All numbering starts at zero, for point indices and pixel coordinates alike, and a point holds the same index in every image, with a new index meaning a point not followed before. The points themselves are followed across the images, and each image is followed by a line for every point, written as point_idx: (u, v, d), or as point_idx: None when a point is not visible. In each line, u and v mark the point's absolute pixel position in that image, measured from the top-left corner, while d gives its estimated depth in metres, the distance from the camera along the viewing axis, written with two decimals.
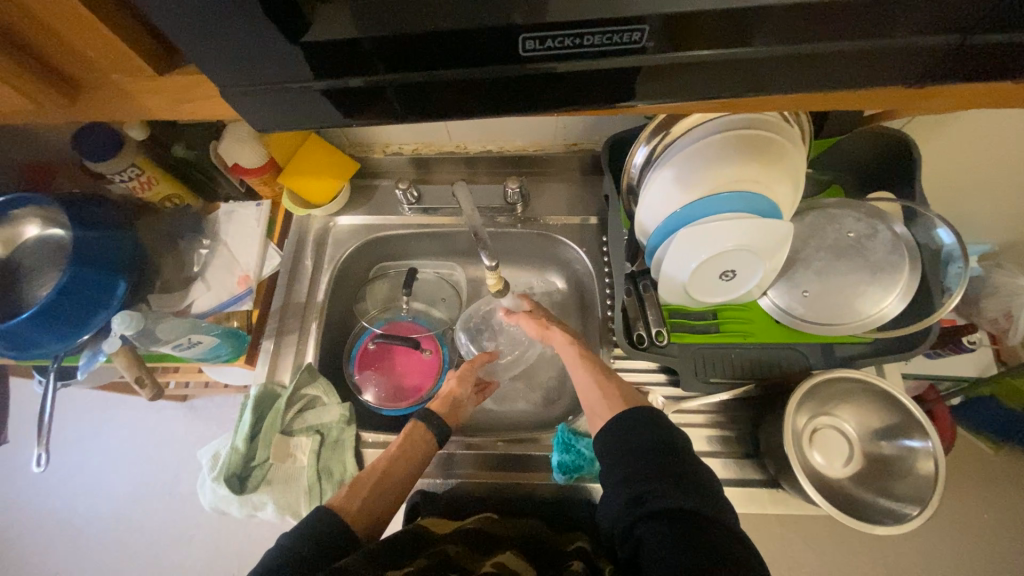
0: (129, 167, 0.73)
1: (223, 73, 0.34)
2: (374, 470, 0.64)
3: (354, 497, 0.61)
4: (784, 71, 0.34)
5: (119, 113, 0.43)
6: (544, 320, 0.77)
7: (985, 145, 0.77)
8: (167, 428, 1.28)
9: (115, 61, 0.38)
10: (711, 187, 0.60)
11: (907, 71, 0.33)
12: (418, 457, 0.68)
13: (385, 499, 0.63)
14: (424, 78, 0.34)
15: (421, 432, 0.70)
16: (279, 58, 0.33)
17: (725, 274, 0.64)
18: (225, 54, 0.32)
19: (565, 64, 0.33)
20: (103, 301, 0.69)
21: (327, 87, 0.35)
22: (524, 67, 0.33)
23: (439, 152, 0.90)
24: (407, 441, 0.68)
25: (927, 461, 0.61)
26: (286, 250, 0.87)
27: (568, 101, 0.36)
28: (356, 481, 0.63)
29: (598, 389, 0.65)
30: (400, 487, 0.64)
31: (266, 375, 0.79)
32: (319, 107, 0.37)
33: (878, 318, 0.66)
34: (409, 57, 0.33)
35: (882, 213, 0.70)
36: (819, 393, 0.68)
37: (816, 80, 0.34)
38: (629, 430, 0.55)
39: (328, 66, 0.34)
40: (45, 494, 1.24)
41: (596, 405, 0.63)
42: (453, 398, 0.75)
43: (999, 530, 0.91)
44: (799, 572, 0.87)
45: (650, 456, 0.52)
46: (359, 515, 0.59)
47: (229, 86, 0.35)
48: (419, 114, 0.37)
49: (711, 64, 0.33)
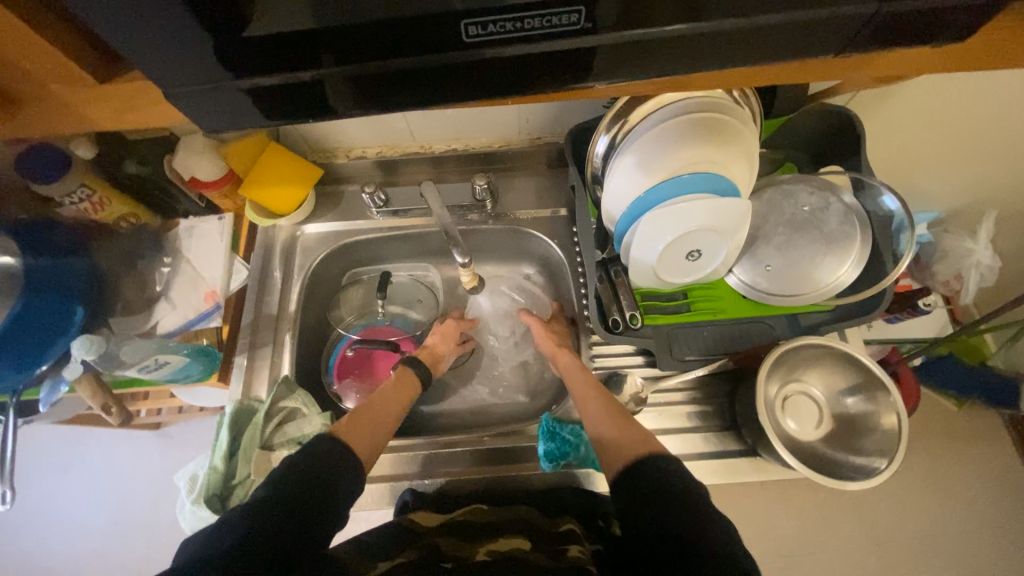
0: (78, 189, 0.71)
1: (167, 73, 0.33)
2: (368, 406, 0.67)
3: (353, 427, 0.63)
4: (719, 45, 0.35)
5: (61, 125, 0.42)
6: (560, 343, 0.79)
7: (924, 116, 0.81)
8: (143, 458, 1.23)
9: (51, 69, 0.36)
10: (671, 171, 0.61)
11: (829, 38, 0.35)
12: (408, 399, 0.72)
13: (381, 430, 0.65)
14: (373, 69, 0.35)
15: (410, 379, 0.75)
16: (224, 54, 0.33)
17: (691, 254, 0.67)
18: (163, 52, 0.32)
19: (510, 49, 0.34)
20: (63, 328, 0.66)
21: (276, 83, 0.35)
22: (470, 53, 0.34)
23: (403, 153, 0.90)
24: (399, 385, 0.73)
25: (890, 415, 0.64)
26: (253, 263, 0.85)
27: (518, 86, 0.37)
28: (352, 415, 0.65)
29: (611, 419, 0.64)
30: (393, 422, 0.68)
31: (241, 392, 0.77)
32: (270, 105, 0.37)
33: (836, 286, 0.69)
34: (353, 47, 0.33)
35: (833, 185, 0.73)
36: (786, 362, 0.70)
37: (753, 52, 0.36)
38: (649, 467, 0.54)
39: (272, 60, 0.34)
40: (14, 538, 1.18)
41: (608, 435, 0.62)
42: (437, 351, 0.82)
43: (962, 479, 0.97)
44: (784, 538, 0.91)
45: (661, 499, 0.51)
46: (359, 442, 0.61)
47: (173, 86, 0.34)
48: (371, 105, 0.37)
49: (646, 43, 0.35)
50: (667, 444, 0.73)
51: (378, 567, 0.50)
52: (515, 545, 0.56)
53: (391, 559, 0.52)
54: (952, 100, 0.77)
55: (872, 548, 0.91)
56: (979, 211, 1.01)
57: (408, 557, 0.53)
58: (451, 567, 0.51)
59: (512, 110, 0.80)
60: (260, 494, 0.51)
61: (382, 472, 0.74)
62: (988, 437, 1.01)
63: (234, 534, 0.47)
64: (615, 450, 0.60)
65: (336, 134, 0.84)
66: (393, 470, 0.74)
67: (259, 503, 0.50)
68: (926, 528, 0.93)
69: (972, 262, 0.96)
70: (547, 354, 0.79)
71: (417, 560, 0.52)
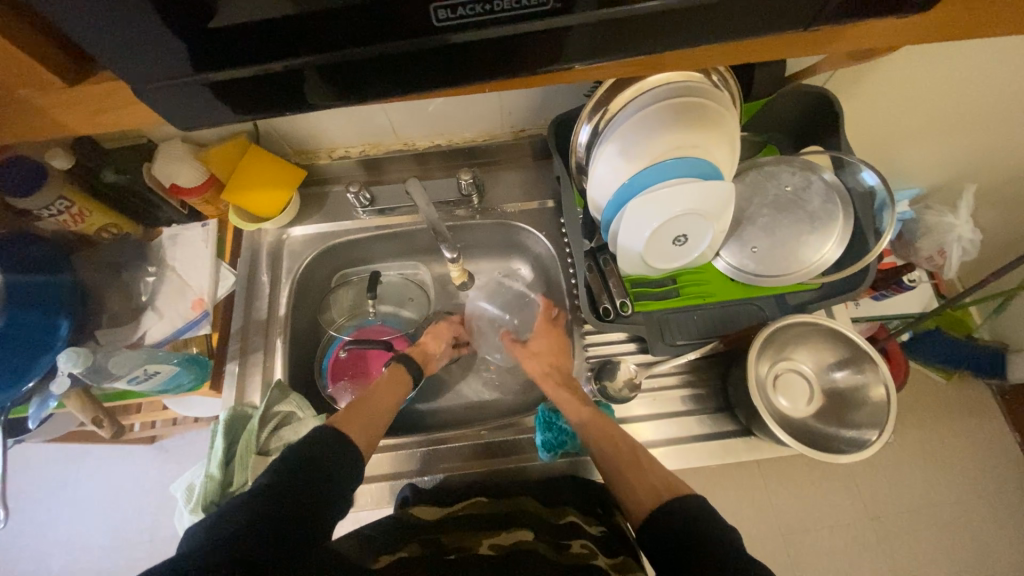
0: (57, 201, 0.70)
1: (139, 70, 0.33)
2: (362, 399, 0.67)
3: (350, 418, 0.63)
4: (688, 22, 0.35)
5: (33, 133, 0.41)
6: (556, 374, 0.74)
7: (903, 94, 0.82)
8: (139, 472, 1.22)
9: (20, 75, 0.36)
10: (654, 157, 0.62)
11: (797, 12, 0.35)
12: (401, 392, 0.72)
13: (378, 420, 0.65)
14: (344, 57, 0.34)
15: (402, 374, 0.74)
16: (193, 46, 0.32)
17: (678, 239, 0.67)
18: (130, 48, 0.31)
19: (482, 32, 0.34)
20: (46, 343, 0.65)
21: (249, 75, 0.35)
22: (443, 38, 0.34)
23: (387, 151, 0.89)
24: (392, 379, 0.73)
25: (878, 388, 0.66)
26: (240, 268, 0.84)
27: (492, 71, 0.37)
28: (348, 407, 0.65)
29: (625, 457, 0.61)
30: (388, 412, 0.67)
31: (235, 399, 0.76)
32: (244, 97, 0.37)
33: (821, 264, 0.70)
34: (325, 37, 0.33)
35: (814, 164, 0.74)
36: (776, 341, 0.71)
37: (722, 27, 0.36)
38: (671, 506, 0.52)
39: (243, 53, 0.33)
40: (11, 560, 1.16)
41: (624, 474, 0.60)
42: (427, 348, 0.82)
43: (952, 449, 0.99)
44: (782, 515, 0.92)
45: (677, 537, 0.49)
46: (355, 429, 0.62)
47: (145, 82, 0.34)
48: (347, 94, 0.37)
49: (617, 22, 0.35)
50: (663, 428, 0.74)
51: (380, 561, 0.51)
52: (517, 537, 0.57)
53: (395, 553, 0.52)
54: (929, 77, 0.78)
55: (868, 521, 0.93)
56: (958, 185, 1.03)
57: (410, 552, 0.53)
58: (455, 558, 0.52)
59: (494, 103, 0.80)
60: (261, 478, 0.52)
61: (382, 471, 0.74)
62: (975, 407, 1.04)
63: (244, 515, 0.47)
64: (631, 487, 0.58)
65: (318, 135, 0.84)
66: (393, 469, 0.74)
67: (258, 486, 0.51)
68: (920, 499, 0.95)
69: (954, 236, 0.98)
70: (537, 380, 0.76)
71: (421, 555, 0.53)
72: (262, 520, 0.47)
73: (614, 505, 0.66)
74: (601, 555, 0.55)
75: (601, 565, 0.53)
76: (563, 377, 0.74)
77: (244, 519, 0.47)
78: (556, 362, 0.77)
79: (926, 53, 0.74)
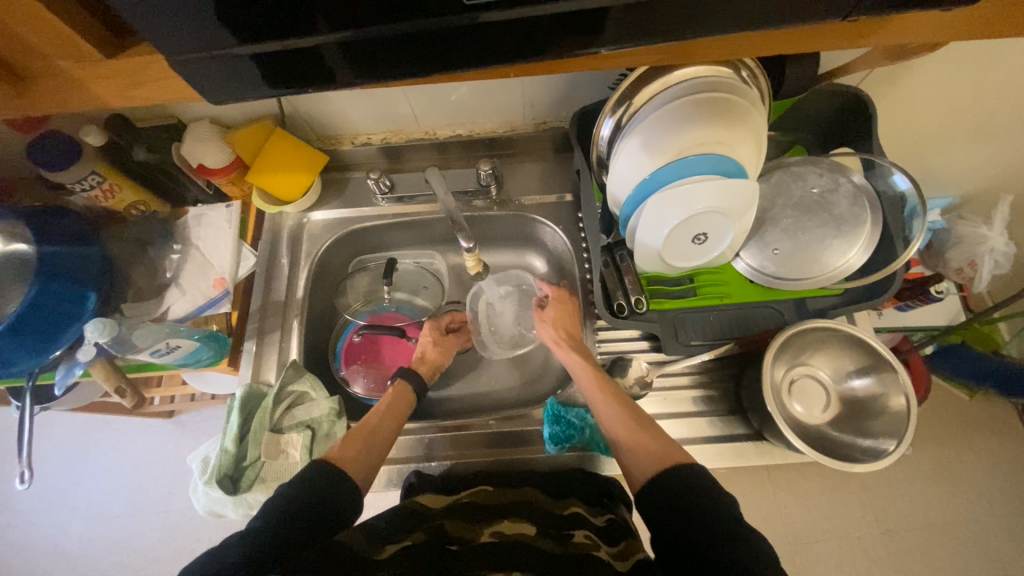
0: (90, 175, 0.72)
1: (174, 38, 0.34)
2: (362, 428, 0.65)
3: (347, 450, 0.61)
4: (723, 4, 0.34)
5: (70, 103, 0.42)
6: (566, 336, 0.75)
7: (942, 98, 0.79)
8: (157, 445, 1.26)
9: (58, 44, 0.37)
10: (677, 152, 0.60)
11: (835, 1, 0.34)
12: (403, 418, 0.70)
13: (376, 454, 0.63)
14: (370, 34, 0.35)
15: (405, 392, 0.74)
16: (225, 16, 0.33)
17: (697, 238, 0.66)
18: (168, 16, 0.32)
19: (506, 12, 0.33)
20: (75, 314, 0.68)
21: (278, 48, 0.35)
22: (469, 16, 0.34)
23: (408, 139, 0.89)
24: (395, 400, 0.72)
25: (899, 398, 0.64)
26: (260, 250, 0.85)
27: (513, 51, 0.37)
28: (346, 437, 0.64)
29: (624, 416, 0.62)
30: (390, 438, 0.66)
31: (251, 376, 0.78)
32: (272, 71, 0.37)
33: (845, 269, 0.69)
34: (350, 12, 0.33)
35: (842, 166, 0.72)
36: (794, 345, 0.69)
37: (755, 13, 0.35)
38: (687, 516, 0.49)
39: (269, 26, 0.34)
40: (35, 523, 1.21)
41: (624, 436, 0.60)
42: (437, 362, 0.81)
43: (973, 468, 0.96)
44: (790, 525, 0.91)
45: (687, 546, 0.48)
46: (353, 465, 0.60)
47: (179, 50, 0.35)
48: (374, 70, 0.38)
49: (648, 4, 0.34)
50: (673, 427, 0.73)
51: (384, 551, 0.51)
52: (520, 530, 0.57)
53: (400, 543, 0.53)
54: (971, 83, 0.75)
55: (880, 536, 0.91)
56: (994, 196, 0.99)
57: (415, 540, 0.54)
58: (457, 549, 0.53)
59: (517, 94, 0.80)
60: (256, 521, 0.50)
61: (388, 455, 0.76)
62: (998, 425, 1.01)
63: (238, 551, 0.46)
64: (632, 453, 0.58)
65: (342, 120, 0.84)
66: (403, 453, 0.75)
67: (253, 532, 0.48)
68: (935, 516, 0.92)
69: (987, 248, 0.95)
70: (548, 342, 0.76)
71: (424, 543, 0.54)
72: (257, 553, 0.46)
73: (619, 499, 0.66)
74: (602, 547, 0.55)
75: (602, 556, 0.53)
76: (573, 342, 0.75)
77: (242, 555, 0.46)
78: (561, 329, 0.76)
79: (968, 55, 0.71)
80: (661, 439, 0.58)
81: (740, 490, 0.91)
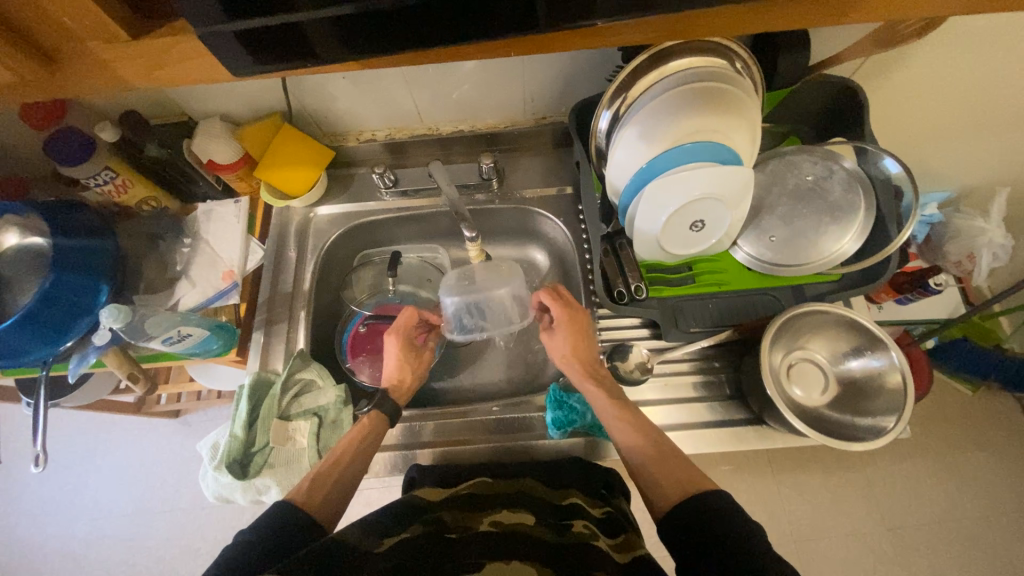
0: (103, 171, 0.75)
1: (197, 14, 0.36)
2: (328, 465, 0.65)
3: (314, 491, 0.61)
4: None
5: (99, 84, 0.44)
6: (583, 356, 0.73)
7: (936, 89, 0.81)
8: (164, 445, 1.27)
9: (87, 26, 0.39)
10: (673, 139, 0.62)
11: None
12: (373, 446, 0.69)
13: (345, 490, 0.63)
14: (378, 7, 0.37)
15: (376, 418, 0.71)
16: None
17: (695, 225, 0.68)
18: None
19: None
20: (86, 308, 0.69)
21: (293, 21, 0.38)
22: None
23: (412, 136, 0.92)
24: (364, 428, 0.70)
25: (894, 376, 0.65)
26: (268, 244, 0.87)
27: (514, 26, 0.39)
28: (316, 477, 0.63)
29: (644, 446, 0.63)
30: (359, 470, 0.66)
31: (259, 365, 0.79)
32: (287, 43, 0.40)
33: (839, 255, 0.71)
34: None
35: (835, 153, 0.73)
36: (790, 329, 0.71)
37: None
38: (708, 517, 0.51)
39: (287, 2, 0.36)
40: (42, 522, 1.22)
41: (646, 467, 0.61)
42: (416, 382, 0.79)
43: (975, 459, 0.97)
44: (792, 516, 0.91)
45: (703, 544, 0.50)
46: (319, 501, 0.60)
47: (202, 28, 0.37)
48: (385, 46, 0.40)
49: None
50: (674, 413, 0.74)
51: (383, 544, 0.52)
52: (519, 519, 0.58)
53: (400, 534, 0.54)
54: (965, 74, 0.77)
55: (883, 528, 0.91)
56: (993, 188, 1.00)
57: (414, 532, 0.55)
58: (456, 537, 0.55)
59: (518, 89, 0.82)
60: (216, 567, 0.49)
61: (390, 445, 0.76)
62: (1000, 417, 1.01)
63: None
64: (653, 484, 0.60)
65: (347, 117, 0.86)
66: (405, 440, 0.76)
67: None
68: (937, 508, 0.92)
69: (984, 240, 0.96)
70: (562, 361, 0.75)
71: (426, 532, 0.55)
72: None
73: (617, 490, 0.68)
74: (602, 537, 0.56)
75: (601, 545, 0.54)
76: (588, 361, 0.73)
77: None
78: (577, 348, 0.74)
79: (960, 46, 0.73)
80: (679, 467, 0.60)
81: (742, 482, 0.92)
